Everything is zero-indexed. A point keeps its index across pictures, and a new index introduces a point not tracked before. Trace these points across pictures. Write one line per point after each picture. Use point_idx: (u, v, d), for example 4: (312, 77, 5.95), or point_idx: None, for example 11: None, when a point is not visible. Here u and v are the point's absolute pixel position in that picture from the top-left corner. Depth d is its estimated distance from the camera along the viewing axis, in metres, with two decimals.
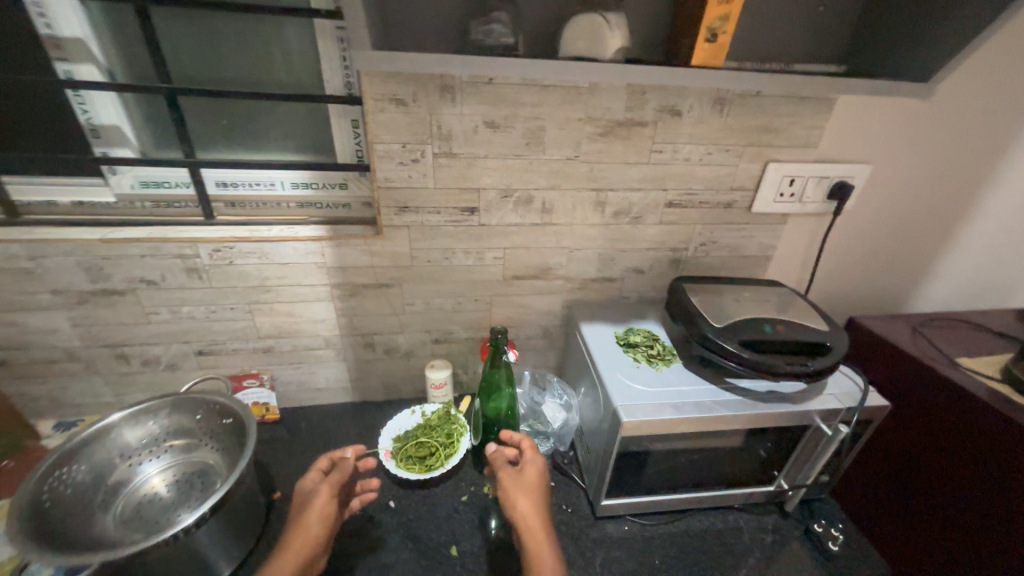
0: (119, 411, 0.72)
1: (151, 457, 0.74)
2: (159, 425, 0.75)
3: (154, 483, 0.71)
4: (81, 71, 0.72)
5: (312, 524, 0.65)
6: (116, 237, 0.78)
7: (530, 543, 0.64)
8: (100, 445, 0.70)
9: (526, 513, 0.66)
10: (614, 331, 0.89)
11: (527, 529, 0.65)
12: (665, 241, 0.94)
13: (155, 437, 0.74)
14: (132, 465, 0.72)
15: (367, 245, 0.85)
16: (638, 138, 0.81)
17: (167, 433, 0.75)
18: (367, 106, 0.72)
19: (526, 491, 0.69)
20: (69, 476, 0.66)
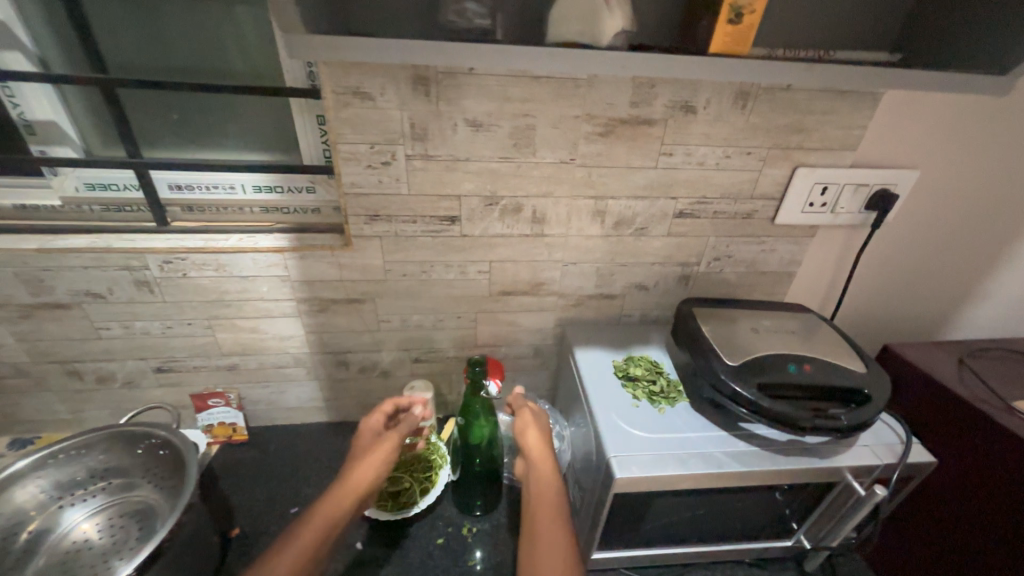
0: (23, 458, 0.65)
1: (80, 500, 0.70)
2: (87, 465, 0.70)
3: (83, 528, 0.68)
4: (7, 59, 0.63)
5: (371, 466, 0.63)
6: (55, 247, 0.70)
7: (540, 470, 0.61)
8: (19, 491, 0.66)
9: (540, 445, 0.64)
10: (613, 359, 0.79)
11: (537, 460, 0.62)
12: (674, 255, 0.83)
13: (84, 478, 0.70)
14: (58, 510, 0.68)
15: (334, 257, 0.76)
16: (644, 138, 0.70)
17: (96, 473, 0.71)
18: (328, 101, 0.62)
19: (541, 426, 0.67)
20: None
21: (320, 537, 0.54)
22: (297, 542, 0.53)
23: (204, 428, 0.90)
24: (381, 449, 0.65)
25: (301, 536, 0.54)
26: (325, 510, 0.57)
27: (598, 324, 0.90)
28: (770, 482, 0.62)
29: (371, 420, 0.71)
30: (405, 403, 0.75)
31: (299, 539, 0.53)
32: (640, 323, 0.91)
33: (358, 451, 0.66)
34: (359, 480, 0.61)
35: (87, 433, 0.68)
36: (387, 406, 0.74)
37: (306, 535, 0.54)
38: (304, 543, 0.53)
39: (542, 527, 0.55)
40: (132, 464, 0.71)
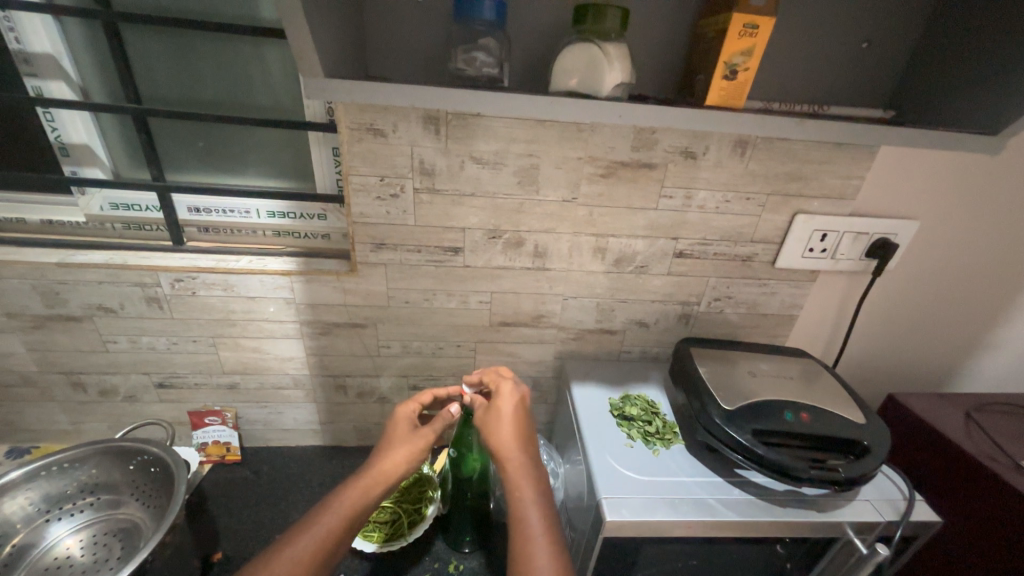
0: (16, 470, 0.67)
1: (66, 516, 0.69)
2: (79, 479, 0.71)
3: (66, 543, 0.68)
4: (51, 88, 0.68)
5: (402, 454, 0.62)
6: (74, 261, 0.73)
7: (515, 476, 0.57)
8: (9, 502, 0.66)
9: (512, 448, 0.59)
10: (609, 396, 0.78)
11: (510, 465, 0.58)
12: (674, 294, 0.84)
13: (73, 494, 0.70)
14: (44, 525, 0.68)
15: (339, 282, 0.78)
16: (644, 180, 0.72)
17: (87, 489, 0.71)
18: (343, 136, 0.66)
19: (513, 423, 0.62)
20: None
21: (345, 519, 0.55)
22: (323, 524, 0.54)
23: (198, 446, 0.90)
24: (413, 439, 0.64)
25: (325, 519, 0.54)
26: (348, 496, 0.57)
27: (597, 360, 0.90)
28: (767, 534, 0.60)
29: (403, 405, 0.69)
30: (445, 394, 0.72)
31: (323, 520, 0.54)
32: (640, 361, 0.91)
33: (386, 440, 0.65)
34: (389, 469, 0.60)
35: (83, 446, 0.70)
36: (426, 396, 0.71)
37: (331, 517, 0.54)
38: (327, 525, 0.54)
39: (522, 542, 0.51)
40: (122, 480, 0.72)
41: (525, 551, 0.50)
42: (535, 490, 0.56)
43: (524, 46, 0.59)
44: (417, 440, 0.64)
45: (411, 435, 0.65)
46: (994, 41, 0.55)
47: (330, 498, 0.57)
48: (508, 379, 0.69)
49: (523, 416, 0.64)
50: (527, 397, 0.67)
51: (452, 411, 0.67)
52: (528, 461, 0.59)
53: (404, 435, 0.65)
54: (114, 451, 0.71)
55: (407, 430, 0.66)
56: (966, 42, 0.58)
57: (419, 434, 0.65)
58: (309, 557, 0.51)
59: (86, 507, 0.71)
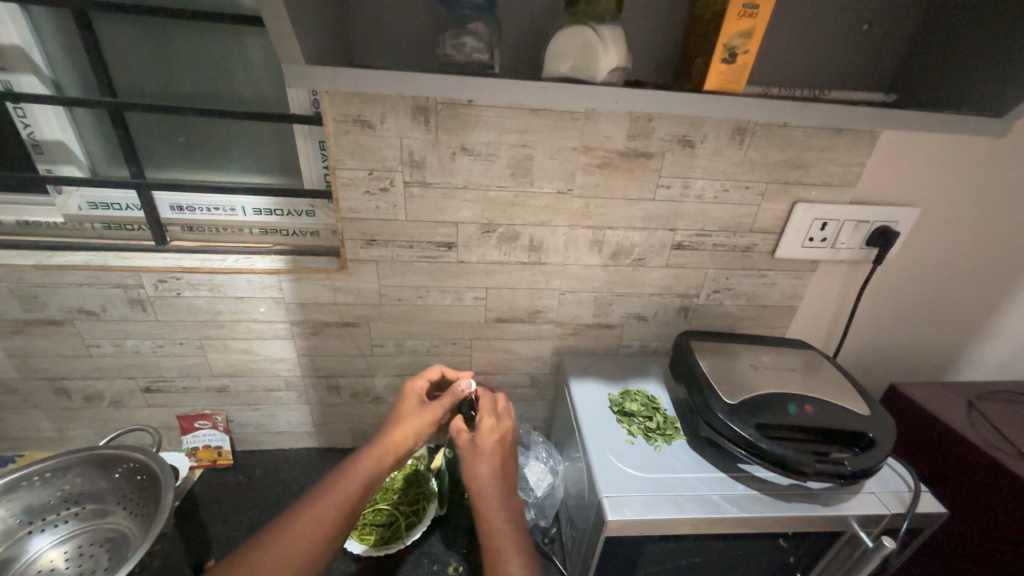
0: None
1: (49, 529, 0.67)
2: (61, 489, 0.68)
3: (49, 556, 0.65)
4: (22, 82, 0.65)
5: (411, 427, 0.63)
6: (52, 263, 0.70)
7: (486, 510, 0.54)
8: None
9: (488, 476, 0.57)
10: (609, 393, 0.76)
11: (485, 507, 0.54)
12: (673, 287, 0.82)
13: (55, 506, 0.68)
14: (26, 539, 0.65)
15: (329, 280, 0.75)
16: (642, 170, 0.70)
17: (71, 500, 0.69)
18: (328, 128, 0.63)
19: (498, 451, 0.60)
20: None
21: (364, 486, 0.54)
22: (344, 489, 0.53)
23: (189, 451, 0.88)
24: (422, 414, 0.66)
25: (345, 482, 0.54)
26: (365, 463, 0.57)
27: (596, 355, 0.88)
28: (772, 529, 0.59)
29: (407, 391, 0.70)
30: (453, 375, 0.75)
31: (342, 486, 0.53)
32: (638, 355, 0.89)
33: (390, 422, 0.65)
34: (401, 438, 0.62)
35: (65, 454, 0.67)
36: (435, 372, 0.74)
37: (350, 483, 0.54)
38: (347, 490, 0.53)
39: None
40: (107, 489, 0.70)
41: None
42: (510, 522, 0.53)
43: (516, 31, 0.57)
44: (425, 414, 0.66)
45: (417, 412, 0.66)
46: (1001, 19, 0.53)
47: (346, 464, 0.56)
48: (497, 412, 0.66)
49: (506, 448, 0.62)
50: (512, 430, 0.64)
51: (462, 387, 0.69)
52: (506, 504, 0.55)
53: (413, 412, 0.66)
54: (98, 460, 0.69)
55: (416, 405, 0.68)
56: (968, 21, 0.56)
57: (428, 411, 0.66)
58: (331, 519, 0.50)
59: (70, 517, 0.68)
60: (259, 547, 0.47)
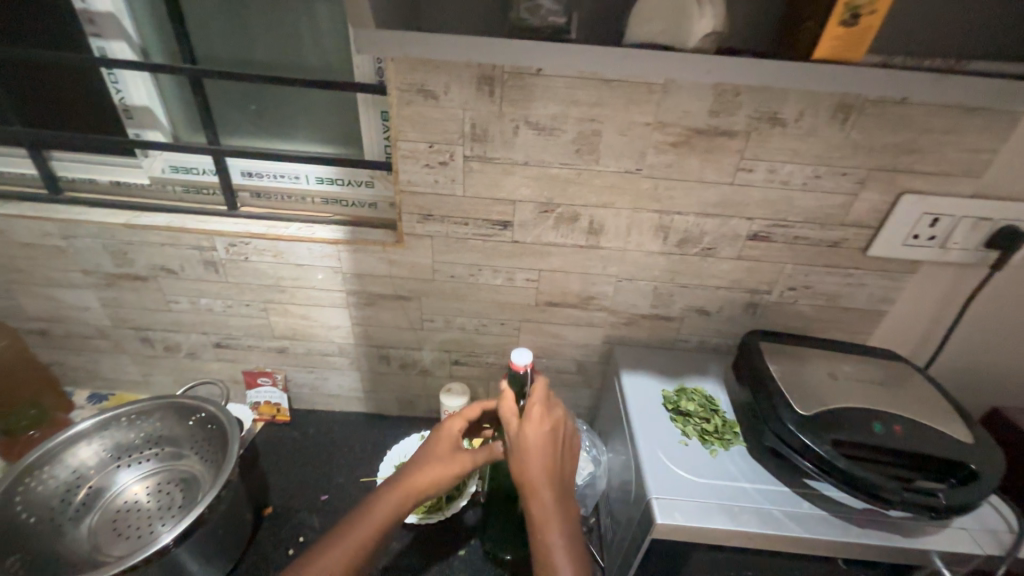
0: (87, 420, 0.72)
1: (132, 466, 0.74)
2: (143, 432, 0.75)
3: (133, 490, 0.73)
4: (113, 49, 0.68)
5: (433, 474, 0.59)
6: (139, 224, 0.76)
7: (542, 525, 0.53)
8: (82, 452, 0.72)
9: (542, 487, 0.54)
10: (663, 388, 0.72)
11: (541, 520, 0.53)
12: (742, 281, 0.75)
13: (138, 446, 0.75)
14: (114, 474, 0.73)
15: (385, 253, 0.76)
16: (721, 150, 0.63)
17: (150, 442, 0.75)
18: (392, 98, 0.62)
19: (545, 455, 0.56)
20: (51, 474, 0.69)
21: (377, 534, 0.57)
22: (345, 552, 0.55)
23: (252, 405, 0.95)
24: (449, 461, 0.60)
25: (358, 531, 0.56)
26: (380, 510, 0.58)
27: (649, 347, 0.84)
28: (837, 554, 0.54)
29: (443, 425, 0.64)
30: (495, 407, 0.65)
31: (356, 535, 0.56)
32: (696, 351, 0.84)
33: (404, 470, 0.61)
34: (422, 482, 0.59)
35: (146, 400, 0.74)
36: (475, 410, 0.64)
37: (364, 531, 0.56)
38: (360, 539, 0.56)
39: None
40: (181, 435, 0.76)
41: None
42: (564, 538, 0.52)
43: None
44: (454, 462, 0.60)
45: (446, 454, 0.61)
46: None
47: (362, 511, 0.58)
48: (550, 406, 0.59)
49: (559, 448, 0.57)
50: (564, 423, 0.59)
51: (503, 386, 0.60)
52: (560, 517, 0.53)
53: (442, 455, 0.61)
54: (173, 407, 0.75)
55: (449, 446, 0.62)
56: None
57: (456, 458, 0.60)
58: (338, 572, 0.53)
59: (150, 457, 0.75)
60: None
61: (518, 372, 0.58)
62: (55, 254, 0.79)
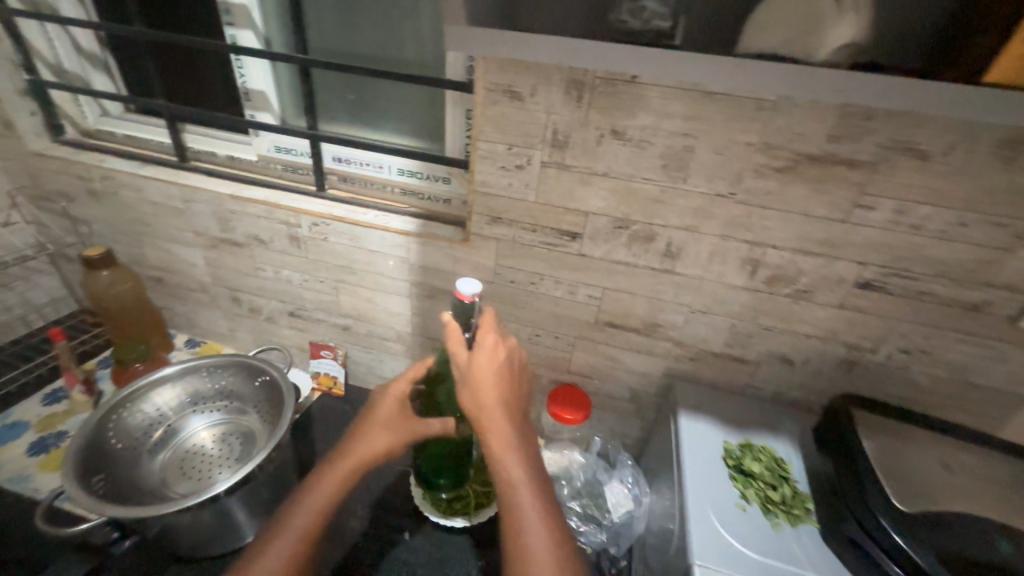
0: (173, 367, 0.80)
1: (204, 414, 0.82)
2: (216, 384, 0.83)
3: (201, 436, 0.80)
4: (243, 37, 0.76)
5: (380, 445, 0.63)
6: (242, 196, 0.84)
7: (498, 453, 0.53)
8: (166, 394, 0.80)
9: (494, 414, 0.54)
10: (725, 439, 0.64)
11: (495, 447, 0.53)
12: (841, 334, 0.65)
13: (211, 397, 0.83)
14: (188, 419, 0.81)
15: (451, 249, 0.76)
16: (837, 181, 0.55)
17: (222, 395, 0.83)
18: (478, 97, 0.61)
19: (497, 391, 0.55)
20: (138, 410, 0.77)
21: (331, 500, 0.59)
22: (315, 504, 0.58)
23: (313, 375, 1.01)
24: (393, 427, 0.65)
25: (318, 496, 0.59)
26: (334, 476, 0.61)
27: (715, 389, 0.75)
28: None
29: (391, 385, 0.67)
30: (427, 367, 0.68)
31: (311, 500, 0.59)
32: (770, 402, 0.74)
33: (362, 432, 0.64)
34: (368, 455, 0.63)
35: (224, 355, 0.81)
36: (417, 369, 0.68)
37: (317, 499, 0.59)
38: (317, 504, 0.58)
39: (515, 518, 0.51)
40: (247, 392, 0.82)
41: (519, 531, 0.50)
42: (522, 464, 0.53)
43: None
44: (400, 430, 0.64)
45: (389, 420, 0.65)
46: None
47: (316, 477, 0.61)
48: (496, 339, 0.58)
49: (508, 377, 0.57)
50: (514, 352, 0.59)
51: (447, 320, 0.57)
52: (515, 442, 0.54)
53: (383, 422, 0.65)
54: (243, 365, 0.82)
55: (393, 410, 0.66)
56: None
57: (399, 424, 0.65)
58: (301, 537, 0.56)
59: (218, 408, 0.83)
60: (256, 549, 0.55)
61: (467, 302, 0.54)
62: (176, 215, 0.91)
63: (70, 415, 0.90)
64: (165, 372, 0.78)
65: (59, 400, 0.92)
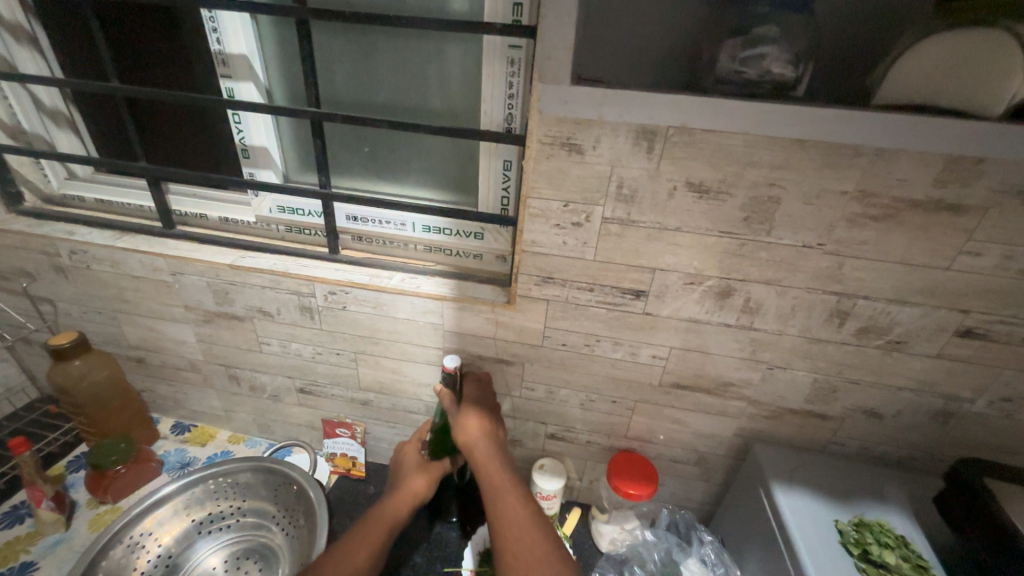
0: (173, 483, 0.71)
1: (210, 537, 0.72)
2: (221, 498, 0.74)
3: (210, 563, 0.70)
4: (242, 89, 0.67)
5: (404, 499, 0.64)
6: (244, 265, 0.73)
7: (490, 472, 0.59)
8: (162, 521, 0.70)
9: (482, 441, 0.62)
10: (835, 517, 0.59)
11: (485, 465, 0.60)
12: (936, 385, 0.59)
13: (216, 514, 0.74)
14: (191, 546, 0.71)
15: (493, 314, 0.68)
16: (942, 229, 0.50)
17: (228, 510, 0.74)
18: (530, 151, 0.54)
19: (483, 417, 0.64)
20: (135, 543, 0.68)
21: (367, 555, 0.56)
22: (365, 542, 0.57)
23: (327, 456, 0.88)
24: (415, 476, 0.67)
25: (349, 548, 0.56)
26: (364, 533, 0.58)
27: (794, 449, 0.69)
28: None
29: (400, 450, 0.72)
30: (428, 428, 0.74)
31: (345, 554, 0.55)
32: (854, 458, 0.68)
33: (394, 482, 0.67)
34: (393, 511, 0.62)
35: (231, 461, 0.74)
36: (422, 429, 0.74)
37: (351, 553, 0.55)
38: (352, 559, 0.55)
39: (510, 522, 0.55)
40: (263, 502, 0.74)
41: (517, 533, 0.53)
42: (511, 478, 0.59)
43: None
44: (431, 472, 0.68)
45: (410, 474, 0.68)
46: None
47: (348, 536, 0.58)
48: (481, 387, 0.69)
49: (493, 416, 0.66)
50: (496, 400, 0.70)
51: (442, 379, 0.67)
52: (503, 461, 0.61)
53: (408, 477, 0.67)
54: (250, 472, 0.74)
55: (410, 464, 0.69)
56: None
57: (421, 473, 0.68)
58: None
59: (228, 525, 0.73)
60: None
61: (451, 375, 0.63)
62: (162, 289, 0.79)
63: (36, 537, 0.74)
64: (160, 494, 0.70)
65: (21, 520, 0.76)
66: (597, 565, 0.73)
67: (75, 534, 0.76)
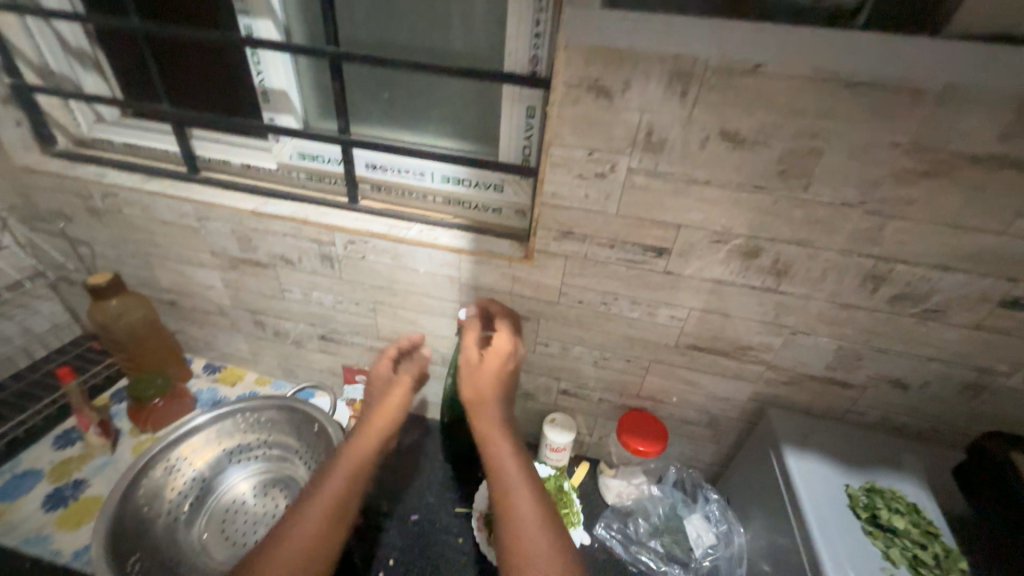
0: (206, 415, 0.76)
1: (240, 466, 0.78)
2: (249, 431, 0.79)
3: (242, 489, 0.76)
4: (259, 27, 0.65)
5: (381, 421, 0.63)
6: (266, 212, 0.74)
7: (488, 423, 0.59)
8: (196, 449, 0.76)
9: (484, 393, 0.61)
10: (845, 483, 0.59)
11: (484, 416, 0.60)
12: (971, 357, 0.57)
13: (244, 446, 0.79)
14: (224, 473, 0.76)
15: (511, 268, 0.67)
16: (1002, 188, 0.45)
17: (256, 442, 0.79)
18: (555, 94, 0.51)
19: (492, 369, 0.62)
20: (172, 465, 0.73)
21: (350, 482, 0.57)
22: (349, 473, 0.57)
23: (348, 401, 0.92)
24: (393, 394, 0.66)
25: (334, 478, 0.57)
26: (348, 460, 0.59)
27: (810, 416, 0.68)
28: None
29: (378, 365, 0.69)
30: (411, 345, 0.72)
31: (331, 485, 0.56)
32: (873, 428, 0.67)
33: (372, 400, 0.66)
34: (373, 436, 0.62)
35: (257, 397, 0.78)
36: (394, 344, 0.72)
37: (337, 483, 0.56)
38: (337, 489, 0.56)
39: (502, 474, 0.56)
40: (287, 437, 0.79)
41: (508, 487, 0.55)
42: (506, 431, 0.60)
43: None
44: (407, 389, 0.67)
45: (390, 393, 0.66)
46: None
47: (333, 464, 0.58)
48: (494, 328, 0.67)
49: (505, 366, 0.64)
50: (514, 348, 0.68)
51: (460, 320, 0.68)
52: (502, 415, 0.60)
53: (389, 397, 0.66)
54: (275, 408, 0.79)
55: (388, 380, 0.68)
56: None
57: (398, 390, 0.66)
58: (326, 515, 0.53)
59: (256, 456, 0.78)
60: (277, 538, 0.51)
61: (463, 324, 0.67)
62: (189, 234, 0.81)
63: (86, 459, 0.82)
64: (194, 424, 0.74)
65: (73, 443, 0.84)
66: (601, 516, 0.77)
67: (120, 458, 0.83)
